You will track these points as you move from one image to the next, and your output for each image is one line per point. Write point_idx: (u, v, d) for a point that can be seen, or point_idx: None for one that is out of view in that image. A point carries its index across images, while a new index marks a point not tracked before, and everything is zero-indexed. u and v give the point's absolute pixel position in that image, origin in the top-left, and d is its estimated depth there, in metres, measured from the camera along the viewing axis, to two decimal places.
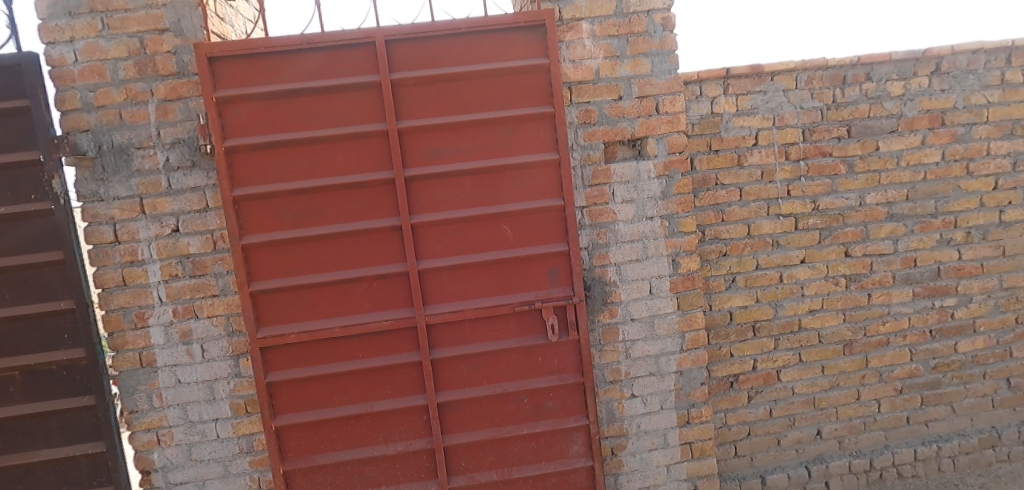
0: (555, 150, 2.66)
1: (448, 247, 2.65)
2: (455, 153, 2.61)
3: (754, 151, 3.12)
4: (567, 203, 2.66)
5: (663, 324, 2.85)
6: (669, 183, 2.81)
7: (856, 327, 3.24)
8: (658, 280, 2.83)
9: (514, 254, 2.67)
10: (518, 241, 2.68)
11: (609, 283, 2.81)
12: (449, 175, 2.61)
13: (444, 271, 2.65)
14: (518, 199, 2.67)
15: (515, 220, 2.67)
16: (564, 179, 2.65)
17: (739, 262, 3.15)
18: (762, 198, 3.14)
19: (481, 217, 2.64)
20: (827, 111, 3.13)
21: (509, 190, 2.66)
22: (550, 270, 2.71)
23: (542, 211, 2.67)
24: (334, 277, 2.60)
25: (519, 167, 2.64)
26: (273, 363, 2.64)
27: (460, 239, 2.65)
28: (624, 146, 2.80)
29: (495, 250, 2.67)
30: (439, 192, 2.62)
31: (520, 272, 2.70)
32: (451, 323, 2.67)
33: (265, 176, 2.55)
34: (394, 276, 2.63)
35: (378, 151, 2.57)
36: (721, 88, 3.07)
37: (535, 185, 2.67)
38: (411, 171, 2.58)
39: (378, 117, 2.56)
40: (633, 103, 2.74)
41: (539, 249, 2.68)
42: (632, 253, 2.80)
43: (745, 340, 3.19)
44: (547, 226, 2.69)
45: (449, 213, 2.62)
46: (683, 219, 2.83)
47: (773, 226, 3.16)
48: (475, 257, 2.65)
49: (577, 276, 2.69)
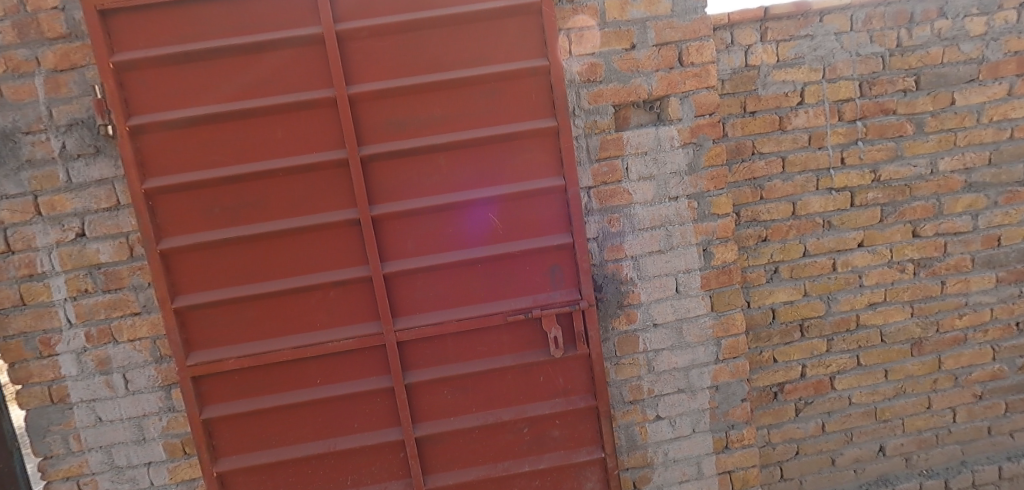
0: (553, 117, 2.09)
1: (421, 242, 2.10)
2: (425, 124, 2.05)
3: (799, 112, 2.53)
4: (570, 184, 2.10)
5: (694, 329, 2.30)
6: (698, 153, 2.24)
7: (927, 323, 2.67)
8: (686, 275, 2.28)
9: (506, 249, 2.11)
10: (510, 234, 2.13)
11: (625, 281, 2.26)
12: (418, 152, 2.05)
13: (418, 274, 2.11)
14: (508, 180, 2.11)
15: (505, 207, 2.11)
16: (566, 153, 2.08)
17: (783, 249, 2.58)
18: (810, 168, 2.56)
19: (461, 205, 2.09)
20: (890, 58, 2.54)
21: (495, 169, 2.10)
22: (551, 269, 2.16)
23: (539, 195, 2.11)
24: (280, 286, 2.06)
25: (507, 139, 2.08)
26: (211, 396, 2.12)
27: (436, 233, 2.10)
28: (639, 109, 2.25)
29: (481, 245, 2.12)
30: (406, 174, 2.07)
31: (515, 273, 2.14)
32: (429, 339, 2.14)
33: (184, 161, 2.00)
34: (354, 283, 2.08)
35: (328, 125, 2.02)
36: (758, 33, 2.48)
37: (529, 163, 2.11)
38: (370, 149, 2.03)
39: (325, 81, 2.00)
40: (650, 54, 2.18)
41: (537, 243, 2.13)
42: (652, 244, 2.25)
43: (792, 342, 2.63)
44: (546, 213, 2.13)
45: (421, 200, 2.08)
46: (716, 199, 2.26)
47: (824, 204, 2.58)
48: (456, 256, 2.10)
49: (586, 275, 2.13)
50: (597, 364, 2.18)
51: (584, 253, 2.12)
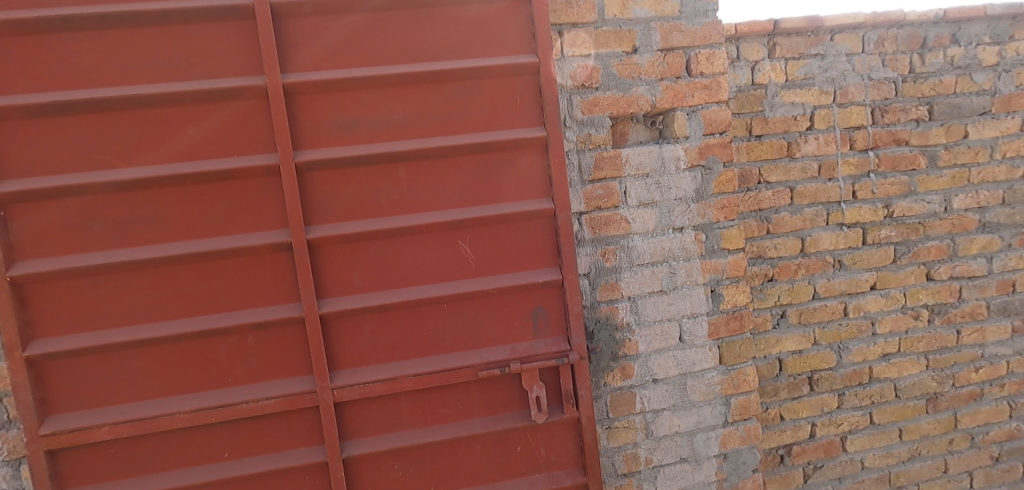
0: (541, 125, 1.72)
1: (372, 275, 1.66)
2: (383, 126, 1.64)
3: (808, 138, 2.26)
4: (560, 207, 1.71)
5: (700, 386, 1.93)
6: (707, 178, 1.91)
7: (942, 376, 2.39)
8: (692, 321, 1.91)
9: (479, 286, 1.69)
10: (484, 267, 1.71)
11: (621, 327, 1.88)
12: (373, 160, 1.63)
13: (366, 315, 1.65)
14: (483, 200, 1.70)
15: (480, 233, 1.70)
16: (556, 170, 1.70)
17: (791, 290, 2.27)
18: (819, 201, 2.28)
19: (424, 229, 1.67)
20: (903, 85, 2.32)
21: (469, 186, 1.69)
22: (535, 311, 1.74)
23: (521, 219, 1.71)
24: (180, 329, 1.56)
25: (485, 149, 1.69)
26: (76, 475, 1.57)
27: (391, 263, 1.67)
28: (638, 124, 1.93)
29: (448, 280, 1.69)
30: (356, 188, 1.63)
31: (489, 315, 1.72)
32: (377, 399, 1.67)
33: (54, 158, 1.50)
34: (282, 326, 1.61)
35: (257, 121, 1.58)
36: (765, 49, 2.21)
37: (510, 180, 1.71)
38: (310, 154, 1.59)
39: (254, 65, 1.57)
40: (654, 60, 1.85)
41: (518, 279, 1.72)
42: (653, 282, 1.88)
43: (800, 398, 2.30)
44: (529, 242, 1.73)
45: (374, 222, 1.64)
46: (727, 231, 1.93)
47: (835, 241, 2.29)
48: (415, 293, 1.67)
49: (577, 319, 1.73)
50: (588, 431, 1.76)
51: (575, 292, 1.73)
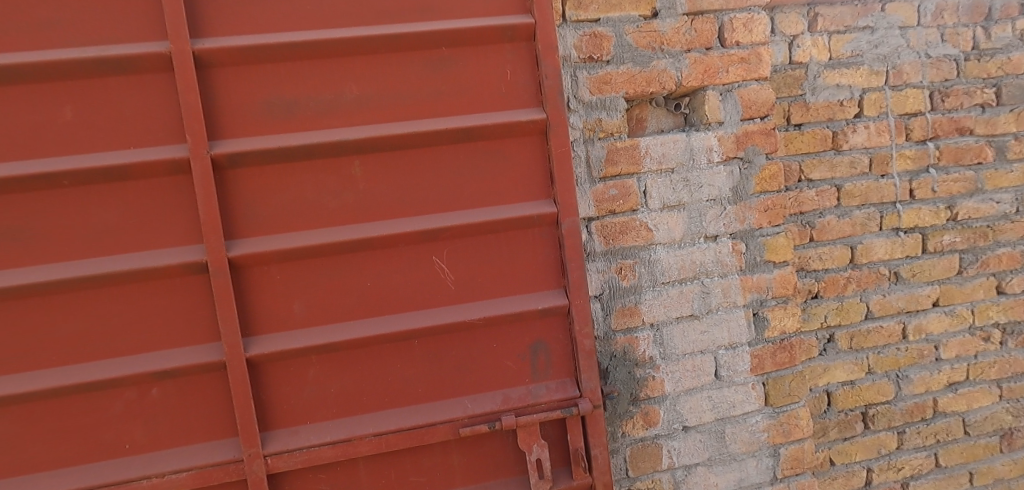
0: (538, 106, 1.33)
1: (320, 303, 1.27)
2: (331, 109, 1.26)
3: (857, 126, 1.89)
4: (564, 212, 1.32)
5: (742, 434, 1.54)
6: (747, 174, 1.53)
7: (1017, 408, 2.02)
8: (730, 353, 1.53)
9: (460, 316, 1.30)
10: (467, 290, 1.32)
11: (642, 363, 1.49)
12: (319, 154, 1.25)
13: (313, 356, 1.28)
14: (465, 204, 1.31)
15: (460, 247, 1.31)
16: (557, 163, 1.32)
17: (840, 309, 1.89)
18: (871, 202, 1.90)
19: (388, 243, 1.28)
20: (966, 63, 1.95)
21: (445, 186, 1.30)
22: (533, 346, 1.35)
23: (513, 228, 1.33)
24: (57, 380, 1.17)
25: (465, 137, 1.30)
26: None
27: (346, 288, 1.28)
28: (659, 109, 1.56)
29: (419, 309, 1.31)
30: (297, 190, 1.26)
31: (474, 354, 1.33)
32: (328, 466, 1.28)
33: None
34: (199, 372, 1.23)
35: (162, 103, 1.20)
36: (805, 20, 1.83)
37: (499, 177, 1.32)
38: (233, 146, 1.21)
39: (157, 29, 1.19)
40: (679, 26, 1.48)
41: (511, 306, 1.32)
42: (682, 305, 1.50)
43: (853, 438, 1.91)
44: (525, 258, 1.34)
45: (322, 234, 1.26)
46: (772, 240, 1.55)
47: (890, 249, 1.92)
48: (377, 326, 1.28)
49: (587, 356, 1.34)
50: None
51: (584, 321, 1.34)
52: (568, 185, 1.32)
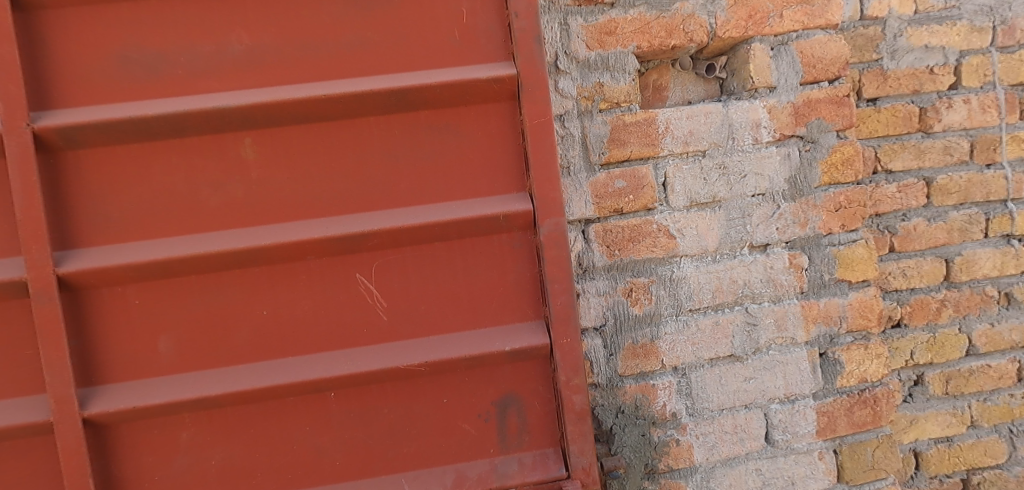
0: (507, 60, 0.93)
1: (196, 339, 0.90)
2: (210, 65, 0.89)
3: (953, 101, 1.42)
4: (543, 211, 0.91)
5: None
6: (810, 160, 1.10)
7: None
8: (787, 409, 1.10)
9: (393, 359, 0.91)
10: (406, 321, 0.93)
11: (661, 422, 1.08)
12: (193, 129, 0.88)
13: (187, 414, 0.90)
14: (402, 201, 0.92)
15: (396, 260, 0.93)
16: (533, 140, 0.91)
17: (931, 343, 1.43)
18: (973, 201, 1.44)
19: (291, 254, 0.90)
20: None
21: (373, 174, 0.92)
22: (502, 402, 0.94)
23: (472, 234, 0.93)
24: None
25: (402, 104, 0.91)
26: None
27: (233, 318, 0.91)
28: (685, 73, 1.15)
29: (336, 347, 0.92)
30: (165, 178, 0.89)
31: (416, 412, 0.93)
32: None
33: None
34: (24, 437, 0.87)
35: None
36: None
37: (451, 161, 0.93)
38: (67, 117, 0.85)
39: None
40: None
41: (467, 345, 0.92)
42: (718, 342, 1.08)
43: None
44: (489, 275, 0.94)
45: (197, 241, 0.89)
46: (846, 252, 1.11)
47: (1000, 263, 1.45)
48: (275, 372, 0.90)
49: (577, 419, 0.93)
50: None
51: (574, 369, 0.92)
52: (550, 172, 0.92)
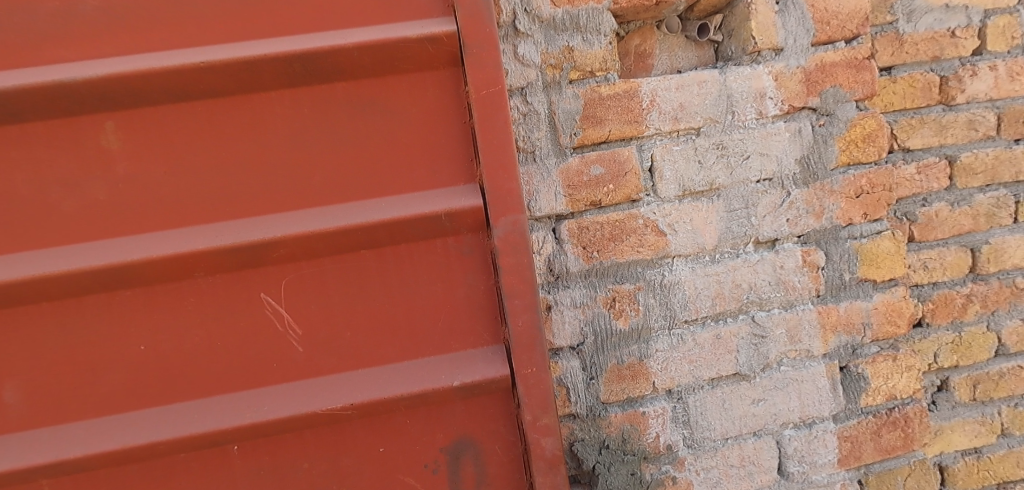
0: (444, 17, 0.76)
1: (57, 382, 0.73)
2: (73, 35, 0.71)
3: (978, 68, 1.25)
4: (497, 207, 0.75)
5: None
6: (824, 137, 0.91)
7: None
8: (804, 436, 0.92)
9: (308, 404, 0.75)
10: (326, 352, 0.77)
11: (655, 458, 0.89)
12: (40, 112, 0.71)
13: (46, 480, 0.74)
14: (315, 200, 0.75)
15: (312, 278, 0.76)
16: (479, 113, 0.75)
17: (956, 344, 1.25)
18: (1000, 181, 1.27)
19: (175, 274, 0.74)
20: None
21: (279, 169, 0.75)
22: (455, 450, 0.79)
23: (405, 240, 0.77)
24: None
25: (309, 73, 0.74)
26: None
27: (109, 354, 0.74)
28: (673, 36, 0.95)
29: (241, 387, 0.76)
30: (12, 180, 0.72)
31: (343, 466, 0.78)
32: None
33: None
34: None
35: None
36: None
37: (377, 150, 0.76)
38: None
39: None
40: None
41: (400, 382, 0.76)
42: (720, 359, 0.90)
43: None
44: (427, 294, 0.78)
45: (55, 258, 0.71)
46: (868, 246, 0.93)
47: None
48: (163, 419, 0.74)
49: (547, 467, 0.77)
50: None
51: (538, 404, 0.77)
52: (503, 156, 0.75)
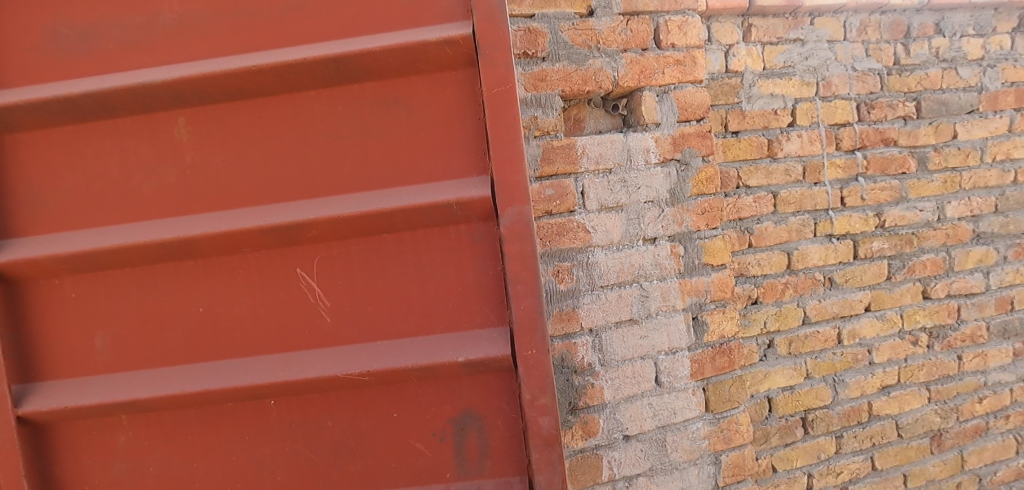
0: (461, 23, 1.17)
1: (128, 335, 1.21)
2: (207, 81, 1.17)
3: (791, 135, 1.91)
4: (504, 182, 1.15)
5: (683, 443, 1.50)
6: (684, 176, 1.52)
7: (947, 410, 2.07)
8: (671, 358, 1.50)
9: (329, 370, 1.19)
10: (342, 300, 1.21)
11: (581, 370, 1.44)
12: (158, 118, 1.20)
13: (124, 416, 1.22)
14: (360, 178, 1.20)
15: (338, 255, 1.21)
16: (493, 104, 1.15)
17: (778, 315, 1.88)
18: (805, 209, 1.93)
19: (229, 251, 1.20)
20: (888, 77, 2.04)
21: (318, 170, 1.20)
22: (460, 412, 1.22)
23: (423, 227, 1.20)
24: None
25: (340, 72, 1.18)
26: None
27: (171, 311, 1.21)
28: (597, 110, 1.53)
29: (279, 330, 1.21)
30: (113, 181, 1.20)
31: (368, 407, 1.22)
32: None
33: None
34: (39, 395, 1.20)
35: (49, 73, 1.19)
36: (740, 30, 1.86)
37: (402, 142, 1.20)
38: (12, 96, 1.17)
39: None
40: (615, 25, 1.47)
41: (407, 351, 1.20)
42: (621, 309, 1.46)
43: (793, 444, 1.88)
44: (435, 273, 1.21)
45: (194, 226, 1.20)
46: (709, 243, 1.54)
47: (824, 255, 1.95)
48: (226, 347, 1.22)
49: (543, 444, 1.17)
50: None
51: (535, 384, 1.17)
52: (508, 148, 1.15)
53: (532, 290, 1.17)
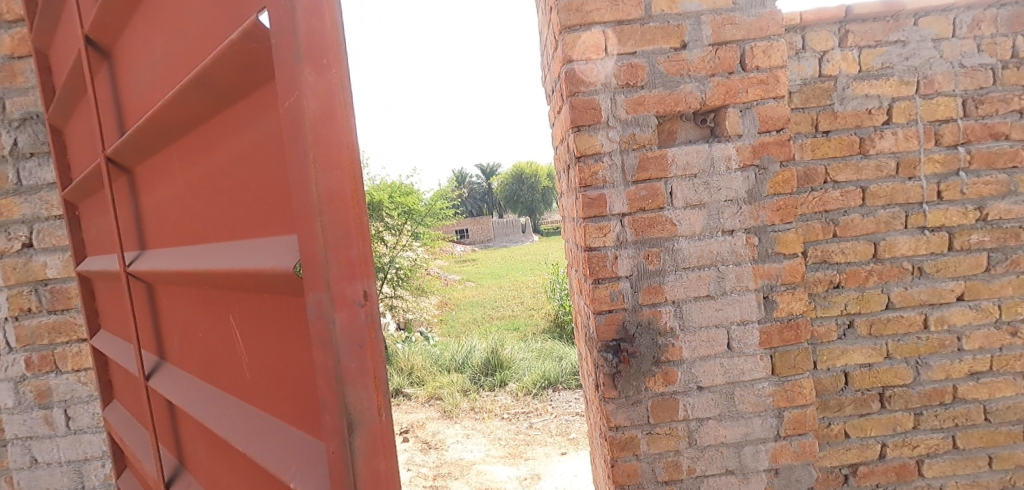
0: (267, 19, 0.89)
1: (179, 338, 1.38)
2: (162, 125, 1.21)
3: (885, 133, 2.08)
4: (309, 259, 0.89)
5: (748, 397, 1.85)
6: (762, 178, 1.81)
7: None
8: (742, 328, 1.84)
9: (232, 437, 1.16)
10: (245, 354, 1.15)
11: (664, 332, 1.84)
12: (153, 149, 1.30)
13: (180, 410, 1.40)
14: (250, 221, 1.06)
15: (246, 314, 1.13)
16: (296, 138, 0.87)
17: (860, 298, 2.11)
18: (897, 202, 2.09)
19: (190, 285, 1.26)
20: (1002, 71, 2.08)
21: (222, 206, 1.12)
22: None
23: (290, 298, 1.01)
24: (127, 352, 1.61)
25: (216, 95, 1.06)
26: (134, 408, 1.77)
27: (184, 329, 1.34)
28: (688, 123, 1.86)
29: (223, 377, 1.24)
30: (148, 221, 1.40)
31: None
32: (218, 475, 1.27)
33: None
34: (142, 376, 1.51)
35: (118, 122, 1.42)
36: (836, 37, 2.06)
37: (269, 175, 0.99)
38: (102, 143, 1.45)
39: (110, 36, 1.35)
40: (704, 55, 1.78)
41: (273, 440, 1.08)
42: (700, 287, 1.83)
43: (868, 415, 2.13)
44: (282, 347, 1.02)
45: (173, 258, 1.27)
46: (783, 235, 1.82)
47: (915, 246, 2.10)
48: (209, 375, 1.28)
49: None
50: (615, 423, 1.84)
51: None
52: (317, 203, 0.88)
53: (343, 420, 0.90)
